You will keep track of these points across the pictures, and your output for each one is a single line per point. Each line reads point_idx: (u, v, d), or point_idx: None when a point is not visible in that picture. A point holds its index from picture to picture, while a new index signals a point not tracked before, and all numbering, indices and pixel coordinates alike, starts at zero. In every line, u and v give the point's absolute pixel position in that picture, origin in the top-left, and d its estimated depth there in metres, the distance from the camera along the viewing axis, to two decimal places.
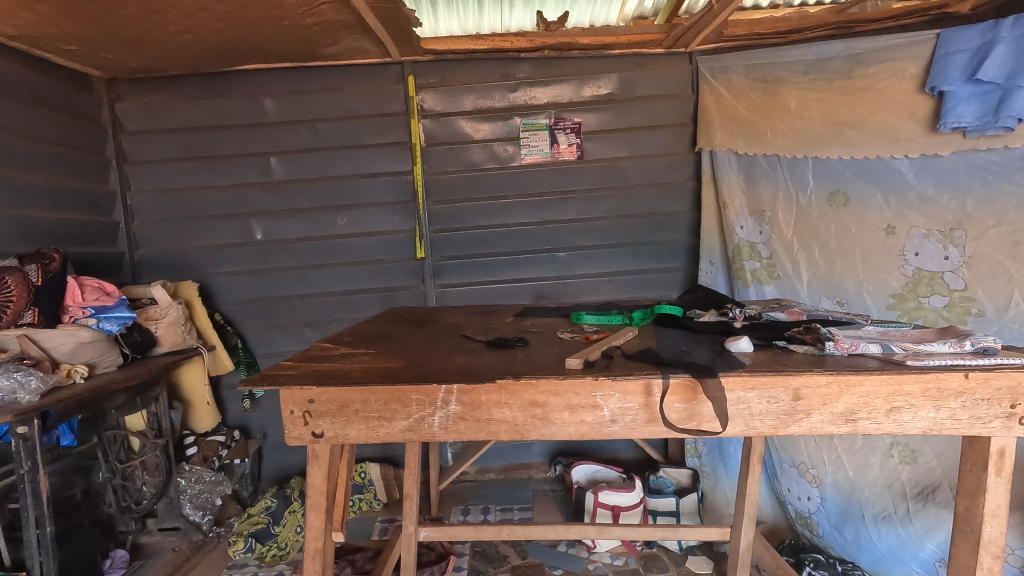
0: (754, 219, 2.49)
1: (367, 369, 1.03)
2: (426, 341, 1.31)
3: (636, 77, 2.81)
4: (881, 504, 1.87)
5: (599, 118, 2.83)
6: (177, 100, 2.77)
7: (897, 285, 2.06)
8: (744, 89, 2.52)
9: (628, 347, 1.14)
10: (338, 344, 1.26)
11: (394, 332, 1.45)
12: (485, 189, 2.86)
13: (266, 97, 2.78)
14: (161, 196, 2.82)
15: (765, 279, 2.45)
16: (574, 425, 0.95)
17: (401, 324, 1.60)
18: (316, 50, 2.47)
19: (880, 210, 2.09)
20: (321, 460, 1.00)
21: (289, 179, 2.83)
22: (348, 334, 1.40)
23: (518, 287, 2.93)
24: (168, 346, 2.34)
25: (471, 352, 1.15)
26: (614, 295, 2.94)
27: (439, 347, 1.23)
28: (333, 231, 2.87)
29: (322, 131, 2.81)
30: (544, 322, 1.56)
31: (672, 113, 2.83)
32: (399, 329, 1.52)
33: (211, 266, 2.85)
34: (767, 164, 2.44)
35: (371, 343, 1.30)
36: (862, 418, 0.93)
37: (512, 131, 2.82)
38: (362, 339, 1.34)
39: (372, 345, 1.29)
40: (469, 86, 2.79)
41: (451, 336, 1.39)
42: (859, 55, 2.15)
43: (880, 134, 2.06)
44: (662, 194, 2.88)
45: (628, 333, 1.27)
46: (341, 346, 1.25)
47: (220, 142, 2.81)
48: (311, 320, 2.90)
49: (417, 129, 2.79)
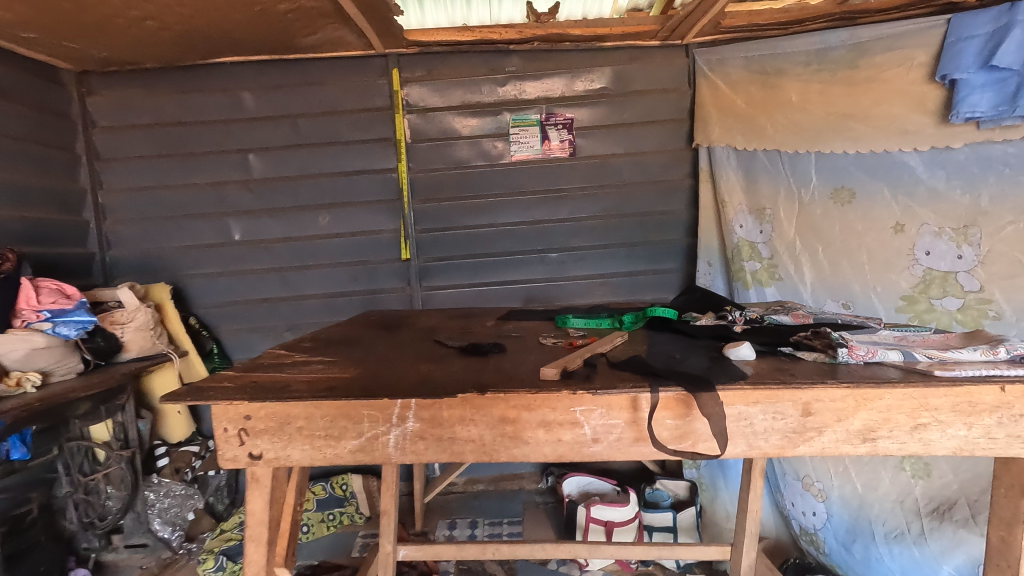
0: (754, 217, 2.38)
1: (316, 380, 0.90)
2: (394, 347, 1.19)
3: (631, 71, 2.69)
4: (893, 521, 1.74)
5: (592, 113, 2.71)
6: (151, 94, 2.65)
7: (906, 286, 1.94)
8: (743, 82, 2.43)
9: (616, 353, 1.02)
10: (297, 351, 1.14)
11: (362, 337, 1.33)
12: (474, 187, 2.74)
13: (244, 91, 2.66)
14: (135, 194, 2.69)
15: (766, 280, 2.33)
16: (551, 446, 0.82)
17: (372, 328, 1.48)
18: (294, 40, 2.35)
19: (887, 207, 1.97)
20: (262, 485, 0.88)
21: (269, 178, 2.71)
22: (312, 339, 1.27)
23: (508, 289, 2.80)
24: (135, 351, 2.21)
25: (438, 361, 1.03)
26: (608, 297, 2.82)
27: (406, 354, 1.10)
28: (315, 231, 2.74)
29: (303, 127, 2.69)
30: (527, 325, 1.44)
31: (668, 108, 2.72)
32: (369, 333, 1.39)
33: (187, 267, 2.72)
34: (768, 160, 2.33)
35: (333, 350, 1.17)
36: (882, 437, 0.81)
37: (501, 126, 2.71)
38: (327, 345, 1.22)
39: (334, 351, 1.16)
40: (457, 80, 2.67)
41: (423, 341, 1.27)
42: (863, 43, 2.05)
43: (885, 126, 1.94)
44: (658, 193, 2.76)
45: (617, 337, 1.14)
46: (298, 352, 1.13)
47: (196, 138, 2.68)
48: (292, 324, 2.77)
49: (402, 124, 2.68)
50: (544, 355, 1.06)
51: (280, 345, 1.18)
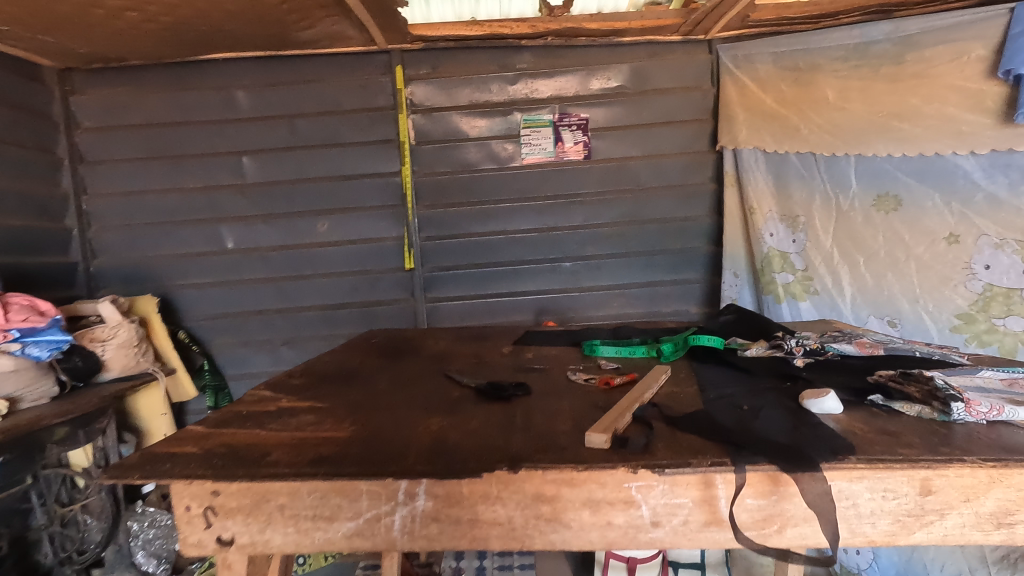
0: (786, 225, 2.21)
1: (304, 442, 0.73)
2: (398, 385, 1.02)
3: (649, 68, 2.51)
4: (953, 566, 1.56)
5: (609, 114, 2.54)
6: (138, 93, 2.48)
7: (963, 304, 1.75)
8: (773, 78, 2.26)
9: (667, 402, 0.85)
10: (285, 391, 0.97)
11: (361, 369, 1.16)
12: (482, 192, 2.57)
13: (237, 90, 2.49)
14: (121, 200, 2.52)
15: (800, 294, 2.16)
16: (598, 531, 0.65)
17: (374, 355, 1.31)
18: (289, 34, 2.18)
19: (939, 215, 1.79)
20: (235, 572, 0.71)
21: (263, 182, 2.54)
22: (303, 374, 1.10)
23: (518, 301, 2.63)
24: (117, 370, 2.06)
25: (452, 409, 0.86)
26: (625, 309, 2.64)
27: (413, 397, 0.93)
28: (312, 238, 2.57)
29: (300, 128, 2.52)
30: (549, 353, 1.26)
31: (690, 107, 2.54)
32: (368, 363, 1.22)
33: (177, 278, 2.55)
34: (801, 164, 2.16)
35: (328, 388, 1.00)
36: (1021, 523, 0.64)
37: (512, 127, 2.53)
38: (319, 381, 1.05)
39: (329, 390, 0.99)
40: (465, 78, 2.50)
41: (433, 375, 1.09)
42: (910, 36, 1.88)
43: (938, 126, 1.78)
44: (679, 198, 2.58)
45: (663, 376, 0.97)
46: (284, 394, 0.96)
47: (187, 139, 2.51)
48: (288, 337, 2.60)
49: (405, 124, 2.50)
50: (578, 400, 0.89)
51: (265, 383, 1.01)
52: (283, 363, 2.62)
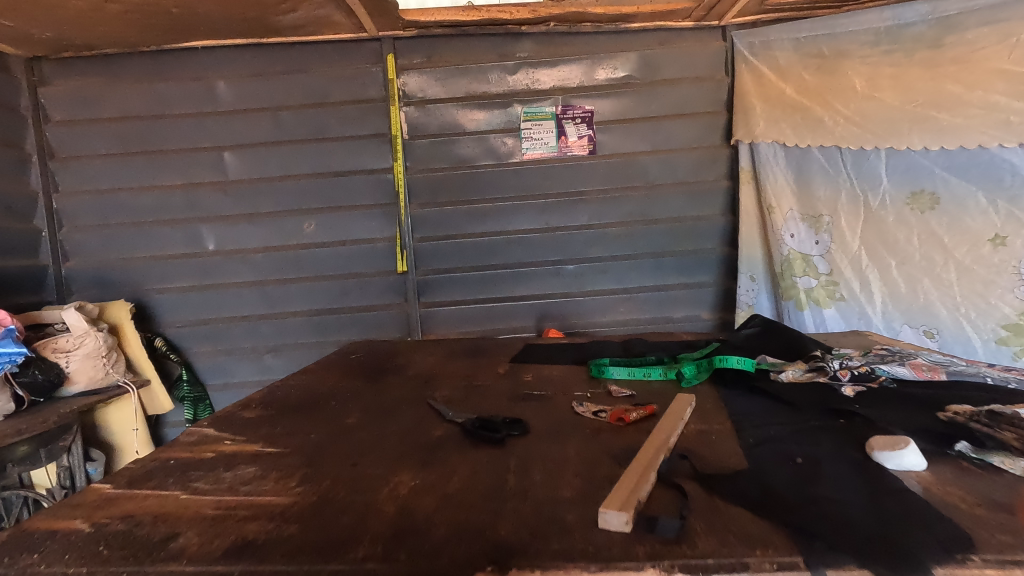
0: (808, 224, 2.02)
1: (227, 517, 0.61)
2: (371, 418, 0.87)
3: (659, 56, 2.34)
4: None
5: (616, 105, 2.36)
6: (112, 84, 2.32)
7: (1010, 310, 1.62)
8: (794, 67, 2.09)
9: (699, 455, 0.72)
10: (232, 427, 0.83)
11: (334, 395, 1.00)
12: (481, 190, 2.40)
13: (218, 80, 2.32)
14: (95, 198, 2.36)
15: (823, 300, 1.97)
16: None
17: (352, 376, 1.15)
18: (270, 18, 2.02)
19: (982, 215, 1.65)
20: None
21: (246, 179, 2.38)
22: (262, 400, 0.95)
23: (518, 306, 2.46)
24: (83, 384, 1.90)
25: (431, 463, 0.71)
26: (633, 315, 2.48)
27: (386, 439, 0.78)
28: (299, 239, 2.41)
29: (286, 121, 2.35)
30: (552, 374, 1.10)
31: (703, 98, 2.36)
32: (343, 387, 1.06)
33: (155, 281, 2.40)
34: (825, 158, 1.99)
35: (286, 421, 0.85)
36: None
37: (512, 120, 2.36)
38: (279, 410, 0.90)
39: (287, 425, 0.84)
40: (461, 67, 2.33)
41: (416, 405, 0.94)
42: (950, 18, 1.70)
43: (983, 115, 1.60)
44: (691, 196, 2.41)
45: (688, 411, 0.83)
46: (229, 432, 0.82)
47: (164, 133, 2.35)
48: (273, 345, 2.44)
49: (398, 117, 2.34)
50: (587, 446, 0.74)
51: (211, 415, 0.86)
52: (269, 373, 2.46)
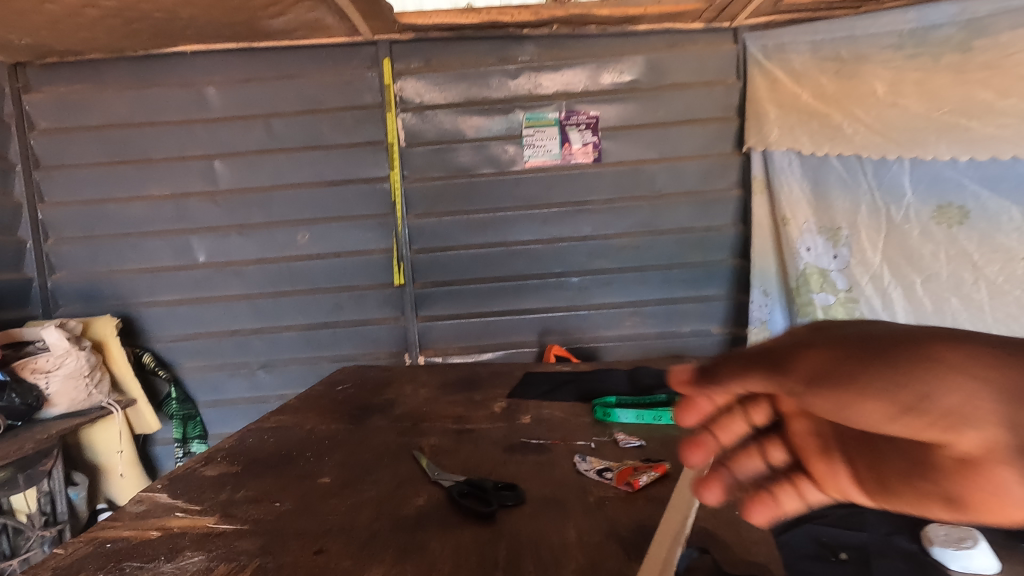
0: (826, 237, 1.93)
1: None
2: (347, 481, 0.80)
3: (668, 59, 2.23)
4: None
5: (622, 111, 2.26)
6: (97, 91, 2.24)
7: None
8: (811, 71, 1.98)
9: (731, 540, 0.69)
10: (189, 493, 0.78)
11: (316, 444, 0.93)
12: (481, 199, 2.30)
13: (209, 86, 2.24)
14: (80, 208, 2.28)
15: (843, 318, 1.89)
16: None
17: (337, 416, 1.07)
18: (259, 22, 1.93)
19: (1015, 230, 1.52)
20: None
21: (237, 189, 2.29)
22: (227, 456, 0.90)
23: (519, 320, 2.36)
24: (64, 406, 1.82)
25: (410, 553, 0.63)
26: (639, 329, 2.38)
27: (359, 515, 0.71)
28: (292, 251, 2.32)
29: (278, 128, 2.26)
30: (551, 415, 1.02)
31: (713, 103, 2.25)
32: (321, 433, 0.99)
33: (144, 295, 2.32)
34: (844, 167, 1.89)
35: (258, 488, 0.79)
36: None
37: (513, 127, 2.27)
38: (244, 468, 0.85)
39: (259, 490, 0.79)
40: (460, 72, 2.23)
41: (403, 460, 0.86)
42: (981, 19, 1.59)
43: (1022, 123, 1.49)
44: (701, 205, 2.30)
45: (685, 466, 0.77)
46: (183, 499, 0.77)
47: (152, 141, 2.27)
48: (266, 361, 2.36)
49: (394, 124, 2.24)
50: (590, 533, 0.66)
51: (169, 476, 0.81)
52: (262, 389, 2.38)
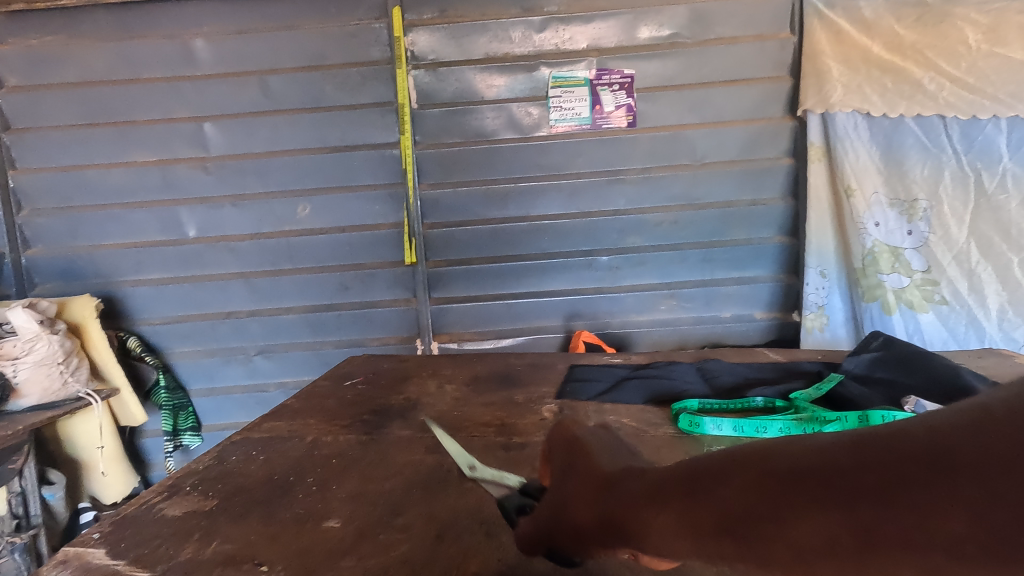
0: (898, 211, 1.72)
1: None
2: (363, 530, 0.67)
3: (714, 9, 1.95)
4: None
5: (663, 69, 1.99)
6: (70, 43, 1.98)
7: None
8: (884, 20, 1.70)
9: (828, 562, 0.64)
10: (136, 550, 0.65)
11: (317, 482, 0.78)
12: (501, 168, 2.06)
13: (195, 38, 1.98)
14: (57, 176, 2.05)
15: (918, 303, 1.72)
16: None
17: (355, 440, 0.90)
18: None
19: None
20: None
21: (231, 155, 2.05)
22: (199, 488, 0.78)
23: (543, 303, 2.14)
24: (35, 396, 1.62)
25: None
26: (674, 314, 2.16)
27: None
28: (292, 225, 2.10)
29: (274, 87, 2.01)
30: (620, 426, 0.91)
31: (765, 61, 1.98)
32: (326, 459, 0.84)
33: (128, 274, 2.10)
34: (923, 129, 1.67)
35: (233, 542, 0.66)
36: None
37: (538, 86, 2.01)
38: (217, 511, 0.72)
39: (233, 546, 0.65)
40: (480, 23, 1.97)
41: (427, 509, 0.71)
42: None
43: None
44: (749, 177, 2.06)
45: None
46: (127, 561, 0.63)
47: (134, 101, 2.02)
48: (264, 346, 2.15)
49: (406, 83, 1.99)
50: None
51: (110, 531, 0.68)
52: (260, 377, 2.17)
